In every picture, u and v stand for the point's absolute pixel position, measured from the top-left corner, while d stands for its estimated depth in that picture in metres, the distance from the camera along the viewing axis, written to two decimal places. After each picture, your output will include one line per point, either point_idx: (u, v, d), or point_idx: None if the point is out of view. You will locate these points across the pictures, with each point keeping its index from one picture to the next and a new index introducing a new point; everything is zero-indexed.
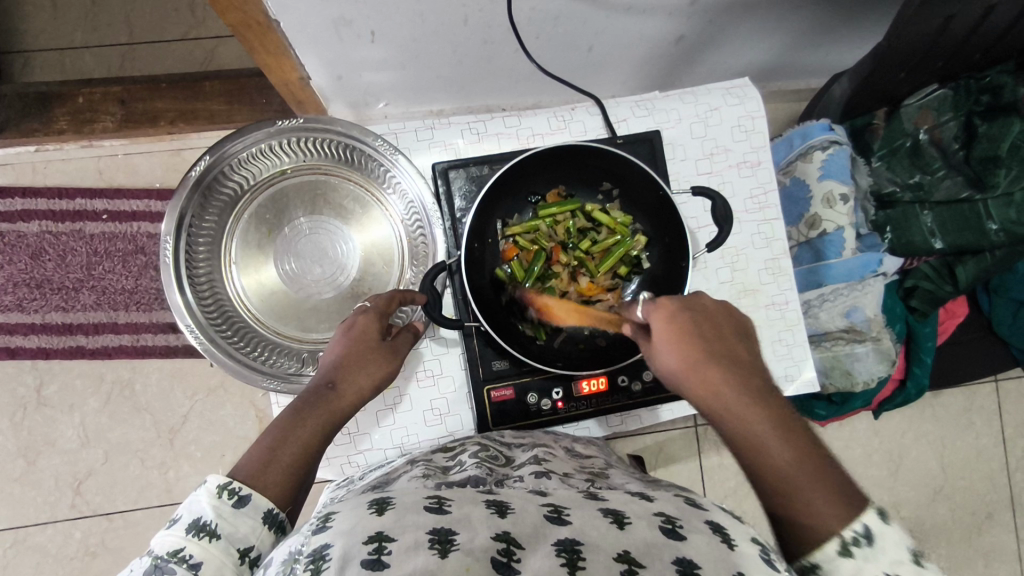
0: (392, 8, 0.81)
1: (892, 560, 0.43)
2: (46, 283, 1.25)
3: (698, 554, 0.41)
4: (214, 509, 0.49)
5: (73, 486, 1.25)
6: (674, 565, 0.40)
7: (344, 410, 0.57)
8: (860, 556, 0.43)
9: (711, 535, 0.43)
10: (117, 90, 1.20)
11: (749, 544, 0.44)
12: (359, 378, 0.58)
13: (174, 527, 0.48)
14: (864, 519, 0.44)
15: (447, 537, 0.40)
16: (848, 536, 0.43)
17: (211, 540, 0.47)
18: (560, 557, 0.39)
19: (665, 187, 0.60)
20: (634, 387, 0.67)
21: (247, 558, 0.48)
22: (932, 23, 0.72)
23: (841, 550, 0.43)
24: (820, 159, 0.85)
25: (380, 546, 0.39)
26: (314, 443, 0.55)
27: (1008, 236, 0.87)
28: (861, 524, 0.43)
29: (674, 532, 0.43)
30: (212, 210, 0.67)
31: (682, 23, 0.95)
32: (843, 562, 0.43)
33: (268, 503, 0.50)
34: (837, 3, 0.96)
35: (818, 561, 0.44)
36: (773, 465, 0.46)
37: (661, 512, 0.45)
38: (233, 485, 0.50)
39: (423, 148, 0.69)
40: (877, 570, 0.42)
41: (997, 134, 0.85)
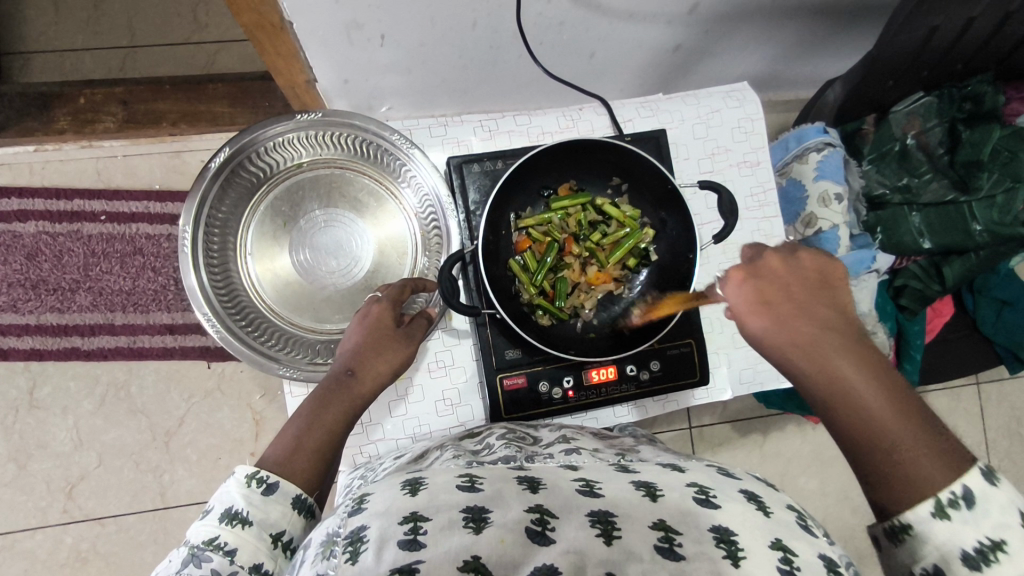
0: (404, 12, 0.83)
1: (997, 522, 0.43)
2: (41, 283, 1.24)
3: (733, 521, 0.43)
4: (245, 497, 0.50)
5: (65, 490, 1.23)
6: (710, 532, 0.42)
7: (364, 395, 0.59)
8: (958, 517, 0.43)
9: (747, 503, 0.45)
10: (119, 92, 1.21)
11: (784, 511, 0.46)
12: (378, 364, 0.60)
13: (208, 517, 0.49)
14: (966, 480, 0.43)
15: (481, 515, 0.41)
16: (946, 498, 0.43)
17: (243, 526, 0.48)
18: (595, 527, 0.41)
19: (673, 180, 0.62)
20: (642, 376, 0.69)
21: (280, 543, 0.49)
22: (918, 33, 0.76)
23: (936, 511, 0.43)
24: (815, 161, 0.89)
25: (416, 526, 0.40)
26: (337, 428, 0.57)
27: (993, 237, 0.90)
28: (962, 485, 0.43)
29: (708, 501, 0.45)
30: (229, 201, 0.68)
31: (681, 32, 0.98)
32: (937, 524, 0.43)
33: (297, 489, 0.52)
34: (826, 16, 1.01)
35: (910, 522, 0.44)
36: (865, 422, 0.47)
37: (694, 483, 0.47)
38: (262, 474, 0.51)
39: (436, 144, 0.71)
40: (976, 531, 0.43)
41: (978, 140, 0.89)
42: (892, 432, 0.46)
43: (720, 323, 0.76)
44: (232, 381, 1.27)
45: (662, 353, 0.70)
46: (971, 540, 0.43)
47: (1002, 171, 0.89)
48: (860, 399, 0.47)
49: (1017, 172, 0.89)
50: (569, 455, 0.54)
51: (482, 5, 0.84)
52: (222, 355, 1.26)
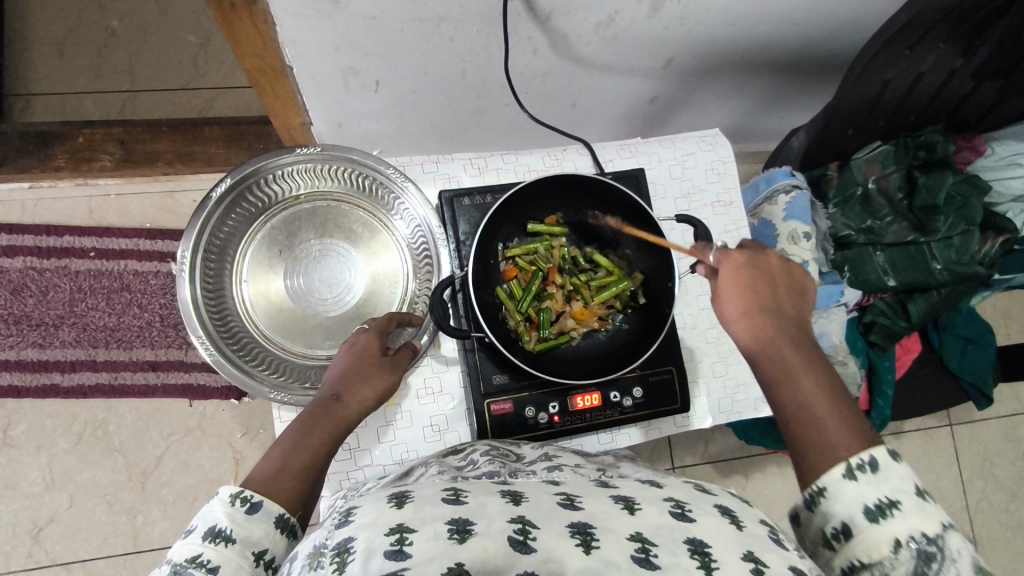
0: (399, 60, 0.88)
1: (896, 487, 0.49)
2: (25, 319, 1.23)
3: (706, 534, 0.44)
4: (228, 516, 0.50)
5: (33, 533, 1.18)
6: (685, 544, 0.43)
7: (349, 420, 0.60)
8: (863, 479, 0.50)
9: (719, 517, 0.47)
10: (117, 132, 1.24)
11: (756, 525, 0.48)
12: (363, 389, 0.61)
13: (190, 536, 0.49)
14: (873, 451, 0.50)
15: (466, 527, 0.42)
16: (855, 462, 0.50)
17: (227, 544, 0.49)
18: (575, 537, 0.42)
19: (651, 214, 0.66)
20: (625, 403, 0.71)
21: (261, 562, 0.50)
22: (872, 87, 0.84)
23: (846, 473, 0.50)
24: (784, 202, 0.95)
25: (402, 537, 0.41)
26: (322, 451, 0.57)
27: (952, 275, 0.96)
28: (868, 454, 0.50)
29: (683, 515, 0.46)
30: (227, 229, 0.70)
31: (657, 85, 1.06)
32: (847, 485, 0.50)
33: (280, 509, 0.52)
34: (790, 75, 1.09)
35: (826, 484, 0.51)
36: (803, 404, 0.54)
37: (669, 497, 0.49)
38: (245, 494, 0.51)
39: (428, 180, 0.76)
40: (877, 493, 0.49)
41: (933, 185, 0.97)
42: (823, 414, 0.53)
43: (699, 353, 0.79)
44: (214, 419, 1.25)
45: (644, 380, 0.72)
46: (872, 498, 0.49)
47: (957, 215, 0.96)
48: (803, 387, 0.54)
49: (970, 216, 0.96)
50: (550, 471, 0.55)
51: (472, 56, 0.89)
52: (204, 393, 1.25)
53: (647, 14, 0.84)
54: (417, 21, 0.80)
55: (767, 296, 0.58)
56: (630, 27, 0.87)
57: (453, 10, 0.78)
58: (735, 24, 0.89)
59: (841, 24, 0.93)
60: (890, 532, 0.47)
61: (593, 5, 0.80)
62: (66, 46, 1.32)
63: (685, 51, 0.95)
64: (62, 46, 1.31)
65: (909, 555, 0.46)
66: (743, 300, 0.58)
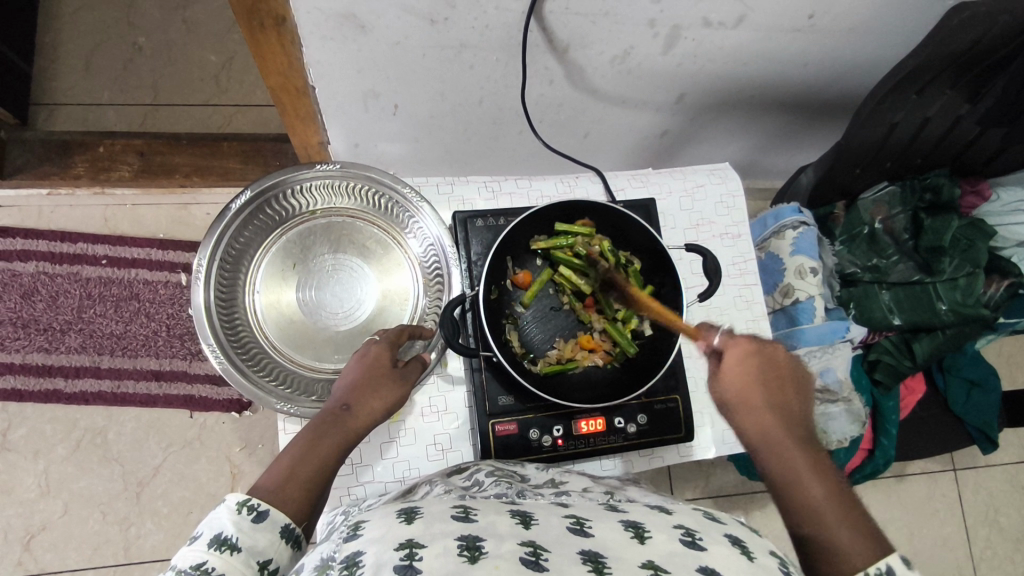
0: (419, 85, 0.91)
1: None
2: (33, 323, 1.24)
3: (717, 563, 0.44)
4: (235, 524, 0.50)
5: (24, 540, 1.17)
6: (697, 571, 0.42)
7: (356, 429, 0.60)
8: None
9: (728, 547, 0.47)
10: (138, 144, 1.27)
11: (767, 556, 0.47)
12: (373, 401, 0.62)
13: (195, 543, 0.49)
14: (888, 558, 0.47)
15: (475, 544, 0.42)
16: (871, 571, 0.46)
17: (232, 553, 0.49)
18: (587, 564, 0.41)
19: (662, 242, 0.68)
20: (629, 429, 0.71)
21: (265, 571, 0.50)
22: (879, 129, 0.86)
23: None
24: (791, 237, 0.96)
25: (412, 552, 0.41)
26: (330, 461, 0.57)
27: (958, 316, 0.97)
28: (884, 562, 0.47)
29: (694, 543, 0.46)
30: (243, 240, 0.72)
31: (668, 119, 1.08)
32: None
33: (286, 518, 0.52)
34: (798, 116, 1.12)
35: None
36: (806, 505, 0.51)
37: (680, 525, 0.48)
38: (253, 502, 0.52)
39: (443, 201, 0.77)
40: None
41: (940, 227, 0.98)
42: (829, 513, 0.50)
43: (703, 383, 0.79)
44: (213, 432, 1.25)
45: (649, 407, 0.72)
46: None
47: (963, 257, 0.97)
48: (806, 487, 0.52)
49: (976, 258, 0.97)
50: (558, 495, 0.56)
51: (490, 84, 0.92)
52: (206, 405, 1.25)
53: (661, 51, 0.86)
54: (439, 48, 0.82)
55: (773, 389, 0.58)
56: (645, 62, 0.89)
57: (474, 38, 0.80)
58: (746, 64, 0.92)
59: (850, 68, 0.95)
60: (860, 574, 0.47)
61: (610, 39, 0.82)
62: (93, 60, 1.35)
63: (697, 87, 0.98)
64: (89, 60, 1.35)
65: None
66: (747, 393, 0.57)
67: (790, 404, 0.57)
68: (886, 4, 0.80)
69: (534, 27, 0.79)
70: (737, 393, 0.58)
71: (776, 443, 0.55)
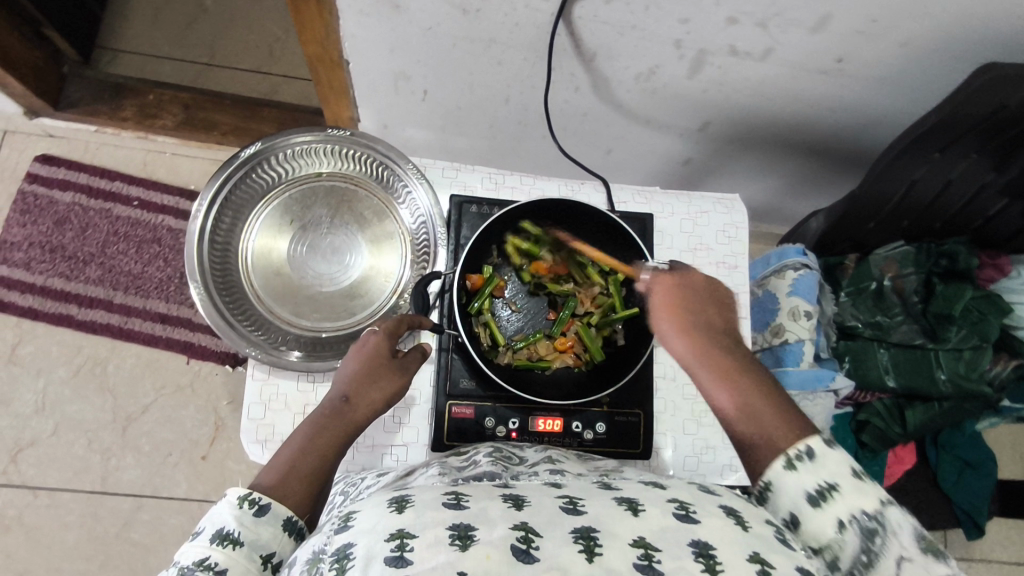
0: (449, 74, 0.93)
1: (834, 472, 0.51)
2: (60, 249, 1.30)
3: (712, 536, 0.41)
4: (237, 519, 0.52)
5: (11, 451, 1.21)
6: (690, 547, 0.40)
7: (357, 421, 0.61)
8: (802, 468, 0.51)
9: (724, 517, 0.43)
10: (185, 97, 1.35)
11: (761, 526, 0.45)
12: (372, 392, 0.62)
13: (199, 539, 0.51)
14: (808, 441, 0.52)
15: (468, 533, 0.39)
16: (793, 454, 0.52)
17: (234, 547, 0.50)
18: (578, 543, 0.39)
19: (645, 254, 0.69)
20: (585, 435, 0.72)
21: (269, 564, 0.52)
22: (897, 183, 0.84)
23: (786, 465, 0.52)
24: (791, 278, 0.95)
25: (403, 543, 0.38)
26: (330, 453, 0.59)
27: (956, 389, 0.95)
28: (805, 444, 0.52)
29: (688, 517, 0.43)
30: (245, 187, 0.75)
31: (692, 146, 1.08)
32: (787, 475, 0.52)
33: (289, 512, 0.54)
34: (825, 164, 1.10)
35: (770, 479, 0.52)
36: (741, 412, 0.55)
37: (674, 498, 0.45)
38: (254, 496, 0.53)
39: (445, 184, 0.79)
40: (816, 480, 0.51)
41: (951, 295, 0.96)
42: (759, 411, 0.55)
43: (673, 406, 0.78)
44: (205, 381, 1.28)
45: (609, 417, 0.73)
46: (811, 485, 0.51)
47: (971, 328, 0.95)
48: (740, 390, 0.56)
49: (984, 331, 0.94)
50: (553, 475, 0.54)
51: (516, 83, 0.92)
52: (204, 354, 1.29)
53: (687, 74, 0.86)
54: (470, 41, 0.84)
55: (697, 314, 0.61)
56: (670, 83, 0.89)
57: (503, 34, 0.81)
58: (773, 100, 0.91)
59: (880, 119, 0.93)
60: (833, 514, 0.50)
61: (636, 55, 0.83)
62: (161, 14, 1.43)
63: (722, 116, 0.97)
64: (157, 14, 1.43)
65: (853, 534, 0.49)
66: (676, 319, 0.61)
67: (716, 320, 0.61)
68: (918, 56, 0.78)
69: (562, 32, 0.79)
70: (673, 322, 0.61)
71: (711, 353, 0.58)
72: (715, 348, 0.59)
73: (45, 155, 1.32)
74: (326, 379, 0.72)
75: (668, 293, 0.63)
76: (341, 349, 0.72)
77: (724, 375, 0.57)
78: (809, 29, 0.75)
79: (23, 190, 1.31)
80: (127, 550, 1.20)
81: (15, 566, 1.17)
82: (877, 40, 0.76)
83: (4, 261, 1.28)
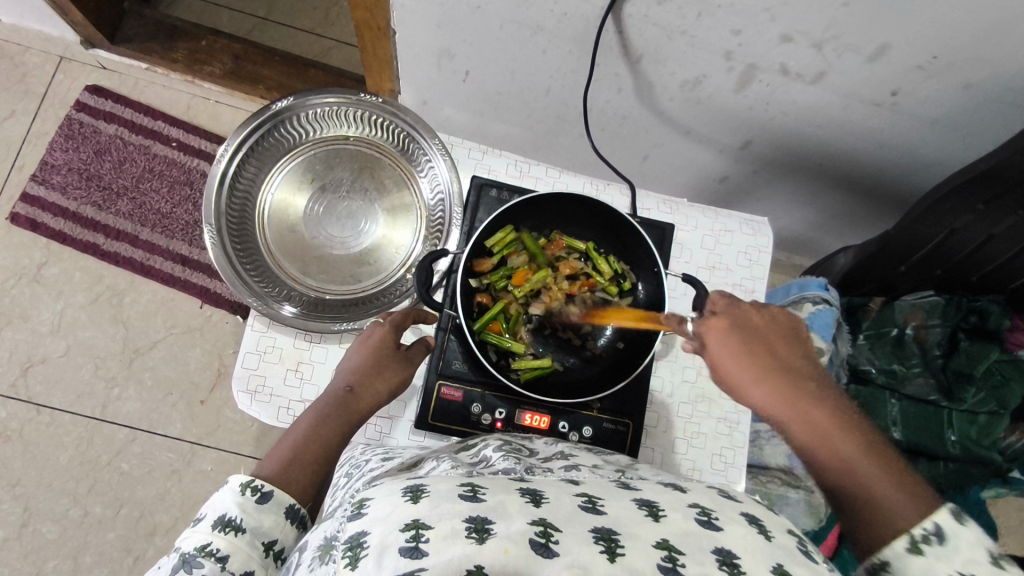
0: (492, 56, 0.88)
1: (970, 558, 0.45)
2: (96, 179, 1.33)
3: (735, 544, 0.39)
4: (239, 506, 0.53)
5: (22, 366, 1.25)
6: (714, 554, 0.38)
7: (362, 411, 0.64)
8: (930, 553, 0.47)
9: (748, 526, 0.41)
10: (236, 47, 1.37)
11: (785, 535, 0.43)
12: (376, 383, 0.65)
13: (200, 526, 0.52)
14: (936, 518, 0.48)
15: (485, 526, 0.37)
16: (917, 534, 0.48)
17: (236, 534, 0.52)
18: (598, 544, 0.37)
19: (661, 266, 0.69)
20: (571, 437, 0.71)
21: (271, 552, 0.53)
22: (936, 231, 0.81)
23: (910, 546, 0.47)
24: (807, 311, 0.93)
25: (417, 534, 0.36)
26: (333, 441, 0.62)
27: (964, 451, 0.94)
28: (932, 523, 0.47)
29: (711, 523, 0.41)
30: (272, 139, 0.76)
31: (730, 165, 1.05)
32: (912, 560, 0.47)
33: (291, 500, 0.57)
34: (865, 203, 1.07)
35: (887, 558, 0.48)
36: (851, 477, 0.51)
37: (695, 504, 0.43)
38: (256, 483, 0.55)
39: (469, 164, 0.78)
40: (948, 567, 0.46)
41: (975, 354, 0.94)
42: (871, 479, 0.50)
43: (665, 423, 0.77)
44: (215, 327, 1.31)
45: (598, 422, 0.72)
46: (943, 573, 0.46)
47: (989, 392, 0.93)
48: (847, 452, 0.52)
49: (1004, 398, 0.93)
50: (568, 470, 0.52)
51: (559, 75, 0.89)
52: (216, 301, 1.31)
53: (734, 88, 0.83)
54: (516, 25, 0.80)
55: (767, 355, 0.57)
56: (715, 95, 0.86)
57: (551, 22, 0.78)
58: (818, 127, 0.88)
59: (928, 161, 0.90)
60: None
61: (684, 62, 0.80)
62: None
63: (765, 138, 0.94)
64: None
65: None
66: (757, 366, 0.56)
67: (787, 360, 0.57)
68: (974, 100, 0.76)
69: (610, 28, 0.76)
70: (746, 371, 0.56)
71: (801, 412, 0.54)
72: (808, 400, 0.54)
73: (95, 86, 1.36)
74: (324, 340, 0.72)
75: (729, 336, 0.58)
76: (341, 312, 0.74)
77: (818, 431, 0.53)
78: (866, 58, 0.72)
79: (70, 116, 1.34)
80: (116, 479, 1.23)
81: (9, 476, 1.21)
82: (937, 78, 0.73)
83: (42, 182, 1.32)
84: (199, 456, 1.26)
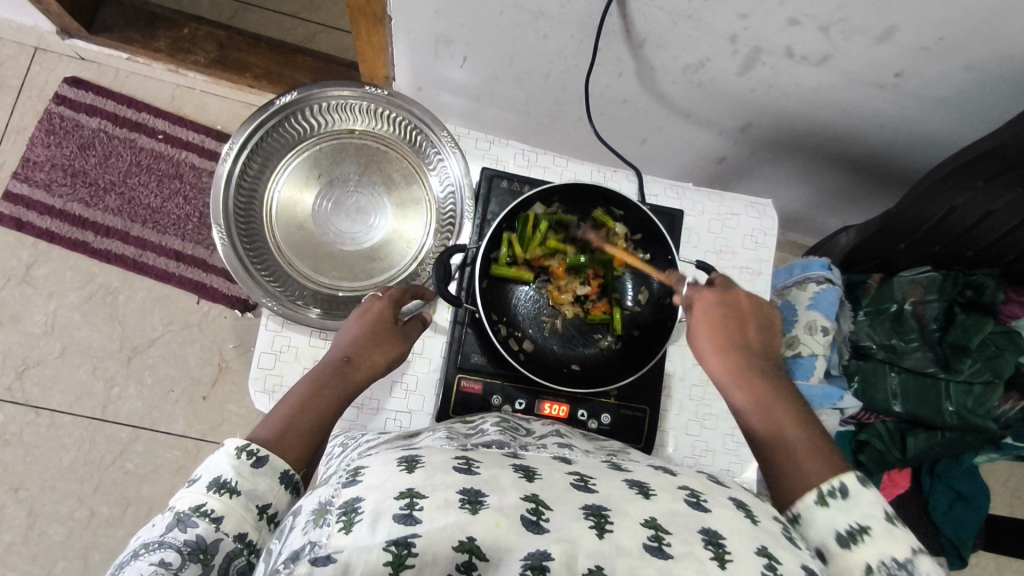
0: (492, 41, 0.87)
1: (867, 514, 0.51)
2: (82, 175, 1.29)
3: (722, 527, 0.41)
4: (234, 469, 0.53)
5: (17, 370, 1.23)
6: (701, 535, 0.39)
7: (356, 380, 0.64)
8: (834, 504, 0.52)
9: (735, 511, 0.43)
10: (220, 35, 1.33)
11: (771, 523, 0.44)
12: (373, 355, 0.65)
13: (195, 486, 0.52)
14: (843, 478, 0.53)
15: (478, 498, 0.38)
16: (825, 489, 0.53)
17: (231, 496, 0.51)
18: (588, 519, 0.38)
19: (674, 252, 0.70)
20: (590, 424, 0.73)
21: (265, 515, 0.52)
22: (936, 209, 0.83)
23: (818, 499, 0.53)
24: (812, 291, 0.96)
25: (412, 502, 0.37)
26: (329, 409, 0.61)
27: (961, 421, 0.97)
28: (839, 481, 0.53)
29: (699, 506, 0.42)
30: (277, 134, 0.75)
31: (729, 146, 1.05)
32: (818, 509, 0.52)
33: (285, 465, 0.55)
34: (861, 180, 1.08)
35: (798, 510, 0.53)
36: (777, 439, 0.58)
37: (685, 487, 0.44)
38: (251, 447, 0.54)
39: (477, 155, 0.78)
40: (847, 517, 0.51)
41: (971, 326, 0.98)
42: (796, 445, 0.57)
43: (679, 406, 0.78)
44: (213, 322, 1.29)
45: (615, 409, 0.74)
46: (844, 524, 0.51)
47: (984, 363, 0.96)
48: (767, 408, 0.60)
49: (998, 368, 0.96)
50: (561, 448, 0.53)
51: (560, 60, 0.88)
52: (213, 296, 1.29)
53: (737, 71, 0.83)
54: (517, 10, 0.79)
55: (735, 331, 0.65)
56: (718, 78, 0.86)
57: (553, 8, 0.77)
58: (819, 109, 0.88)
59: (926, 139, 0.91)
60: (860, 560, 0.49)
61: (688, 45, 0.79)
62: None
63: (766, 119, 0.94)
64: None
65: None
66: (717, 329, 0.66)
67: (761, 356, 0.65)
68: (974, 80, 0.77)
69: (614, 12, 0.76)
70: (712, 341, 0.65)
71: (764, 408, 0.61)
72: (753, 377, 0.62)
73: (74, 78, 1.31)
74: None
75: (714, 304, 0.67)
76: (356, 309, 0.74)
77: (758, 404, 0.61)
78: (872, 39, 0.72)
79: (50, 110, 1.30)
80: (120, 478, 1.22)
81: (11, 480, 1.20)
82: (941, 59, 0.74)
83: (25, 180, 1.28)
84: (205, 452, 1.25)
